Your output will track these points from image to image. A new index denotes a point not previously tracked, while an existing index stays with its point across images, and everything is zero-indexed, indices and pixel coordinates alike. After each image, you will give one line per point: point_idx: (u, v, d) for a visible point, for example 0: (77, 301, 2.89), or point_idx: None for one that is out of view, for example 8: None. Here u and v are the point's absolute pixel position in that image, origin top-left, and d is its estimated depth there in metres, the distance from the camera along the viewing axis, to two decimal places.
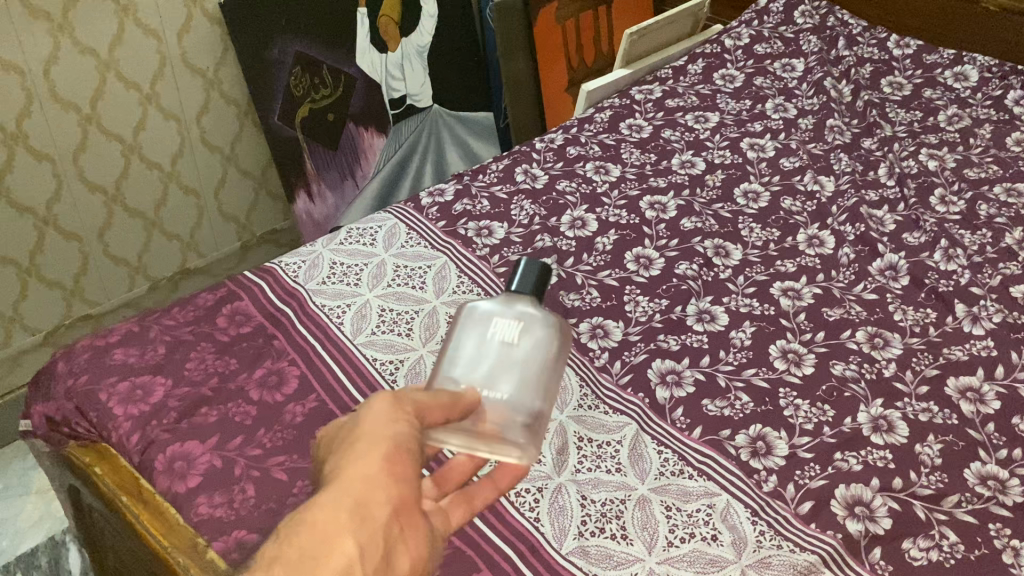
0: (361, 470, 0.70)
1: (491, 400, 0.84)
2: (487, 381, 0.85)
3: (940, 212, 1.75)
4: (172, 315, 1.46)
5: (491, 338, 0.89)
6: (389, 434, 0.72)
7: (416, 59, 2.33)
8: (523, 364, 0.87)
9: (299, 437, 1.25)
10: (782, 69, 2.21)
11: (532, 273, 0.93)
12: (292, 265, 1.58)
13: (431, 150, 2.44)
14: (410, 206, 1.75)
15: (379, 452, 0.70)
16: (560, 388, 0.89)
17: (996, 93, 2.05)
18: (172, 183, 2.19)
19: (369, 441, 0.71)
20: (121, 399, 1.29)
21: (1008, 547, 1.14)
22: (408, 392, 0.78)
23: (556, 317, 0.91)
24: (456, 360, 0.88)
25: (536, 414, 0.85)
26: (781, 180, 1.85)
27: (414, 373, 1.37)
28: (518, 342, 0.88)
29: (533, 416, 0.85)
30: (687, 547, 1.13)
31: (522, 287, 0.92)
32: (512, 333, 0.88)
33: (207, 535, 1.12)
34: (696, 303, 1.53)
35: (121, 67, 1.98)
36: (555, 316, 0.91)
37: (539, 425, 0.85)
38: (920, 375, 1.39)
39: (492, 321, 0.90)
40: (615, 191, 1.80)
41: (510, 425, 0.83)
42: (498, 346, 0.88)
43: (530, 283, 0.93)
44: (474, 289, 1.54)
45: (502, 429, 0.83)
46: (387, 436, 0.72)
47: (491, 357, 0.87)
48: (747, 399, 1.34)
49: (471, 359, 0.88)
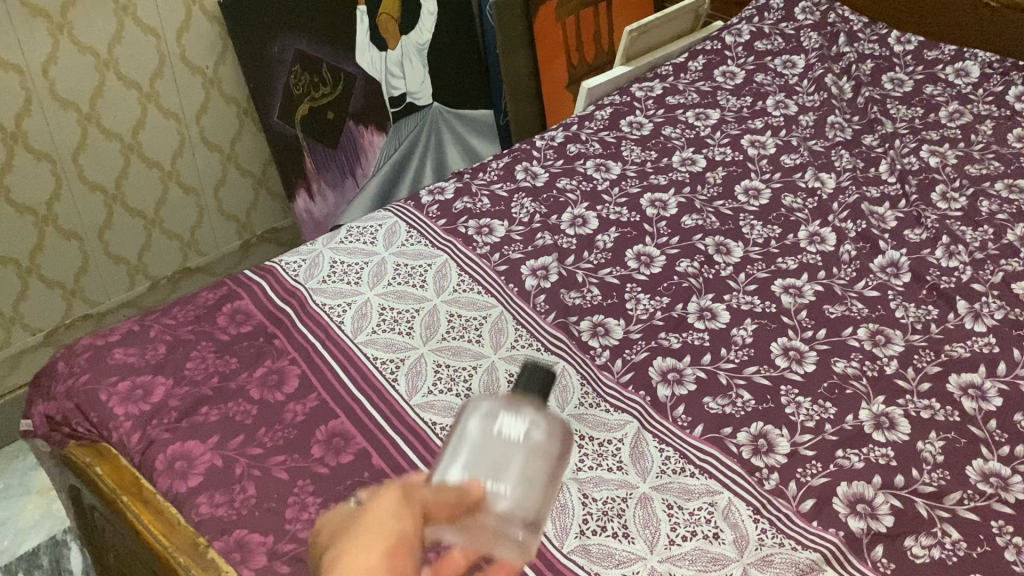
0: (359, 564, 0.69)
1: (495, 501, 0.85)
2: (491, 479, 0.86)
3: (941, 208, 1.75)
4: (172, 314, 1.46)
5: (496, 435, 0.90)
6: (392, 529, 0.72)
7: (415, 57, 2.32)
8: (525, 465, 0.89)
9: (300, 436, 1.25)
10: (782, 66, 2.20)
11: (539, 373, 0.92)
12: (292, 263, 1.58)
13: (431, 148, 2.44)
14: (410, 204, 1.75)
15: (379, 546, 0.70)
16: (557, 491, 0.92)
17: (997, 89, 2.04)
18: (172, 183, 2.18)
19: (369, 535, 0.71)
20: (121, 399, 1.29)
21: (1010, 544, 1.14)
22: (418, 489, 0.79)
23: (558, 417, 0.94)
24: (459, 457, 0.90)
25: (533, 518, 0.88)
26: (782, 177, 1.84)
27: (415, 371, 1.36)
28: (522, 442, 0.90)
29: (533, 518, 0.88)
30: (689, 545, 1.12)
31: (528, 386, 0.92)
32: (518, 432, 0.90)
33: (208, 534, 1.12)
34: (697, 301, 1.53)
35: (120, 67, 1.97)
36: (556, 417, 0.94)
37: (536, 526, 0.89)
38: (922, 372, 1.39)
39: (498, 418, 0.92)
40: (616, 189, 1.80)
41: (509, 523, 0.86)
42: (505, 446, 0.90)
43: (539, 381, 0.92)
44: (475, 287, 1.53)
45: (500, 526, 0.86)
46: (388, 531, 0.72)
47: (500, 455, 0.89)
48: (748, 396, 1.34)
49: (474, 456, 0.89)
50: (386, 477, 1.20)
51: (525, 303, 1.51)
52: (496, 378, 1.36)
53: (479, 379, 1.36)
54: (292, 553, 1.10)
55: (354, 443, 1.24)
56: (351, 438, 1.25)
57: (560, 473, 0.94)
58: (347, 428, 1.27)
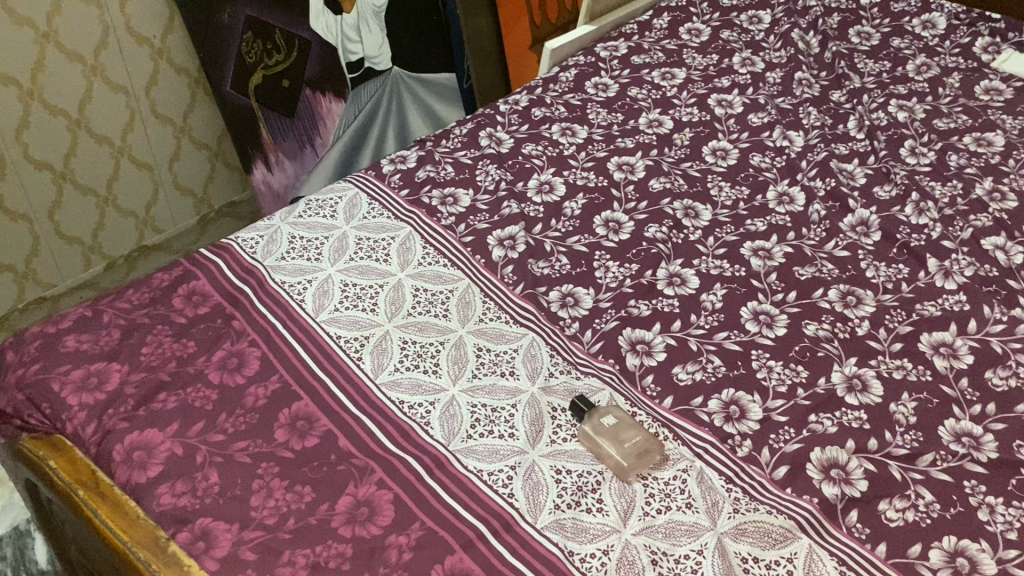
0: None
1: (607, 438, 1.17)
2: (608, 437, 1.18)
3: (910, 164, 1.72)
4: (126, 297, 1.40)
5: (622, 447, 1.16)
6: None
7: (373, 20, 2.16)
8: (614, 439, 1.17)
9: (262, 420, 1.21)
10: (748, 22, 2.16)
11: (630, 457, 1.16)
12: (249, 240, 1.52)
13: (392, 116, 2.29)
14: (371, 174, 1.70)
15: None
16: (612, 446, 1.16)
17: (963, 41, 2.04)
18: (123, 158, 2.13)
19: None
20: (74, 388, 1.25)
21: (983, 504, 1.13)
22: None
23: (617, 457, 1.16)
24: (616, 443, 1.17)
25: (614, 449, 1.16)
26: (750, 137, 1.81)
27: (380, 350, 1.33)
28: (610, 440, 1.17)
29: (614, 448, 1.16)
30: (663, 518, 1.11)
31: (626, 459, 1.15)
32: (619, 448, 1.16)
33: (170, 526, 1.09)
34: (666, 267, 1.50)
35: (61, 38, 1.91)
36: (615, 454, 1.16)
37: (617, 447, 1.16)
38: (893, 332, 1.37)
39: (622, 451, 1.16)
40: (582, 153, 1.76)
41: (605, 437, 1.18)
42: (624, 449, 1.16)
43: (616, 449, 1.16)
44: (440, 260, 1.50)
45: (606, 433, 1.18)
46: None
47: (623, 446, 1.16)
48: (719, 362, 1.32)
49: (613, 439, 1.17)
50: (353, 457, 1.17)
51: (491, 274, 1.47)
52: (464, 353, 1.33)
53: (447, 354, 1.32)
54: (258, 540, 1.07)
55: (319, 425, 1.21)
56: (316, 420, 1.22)
57: (620, 449, 1.16)
58: (311, 410, 1.23)
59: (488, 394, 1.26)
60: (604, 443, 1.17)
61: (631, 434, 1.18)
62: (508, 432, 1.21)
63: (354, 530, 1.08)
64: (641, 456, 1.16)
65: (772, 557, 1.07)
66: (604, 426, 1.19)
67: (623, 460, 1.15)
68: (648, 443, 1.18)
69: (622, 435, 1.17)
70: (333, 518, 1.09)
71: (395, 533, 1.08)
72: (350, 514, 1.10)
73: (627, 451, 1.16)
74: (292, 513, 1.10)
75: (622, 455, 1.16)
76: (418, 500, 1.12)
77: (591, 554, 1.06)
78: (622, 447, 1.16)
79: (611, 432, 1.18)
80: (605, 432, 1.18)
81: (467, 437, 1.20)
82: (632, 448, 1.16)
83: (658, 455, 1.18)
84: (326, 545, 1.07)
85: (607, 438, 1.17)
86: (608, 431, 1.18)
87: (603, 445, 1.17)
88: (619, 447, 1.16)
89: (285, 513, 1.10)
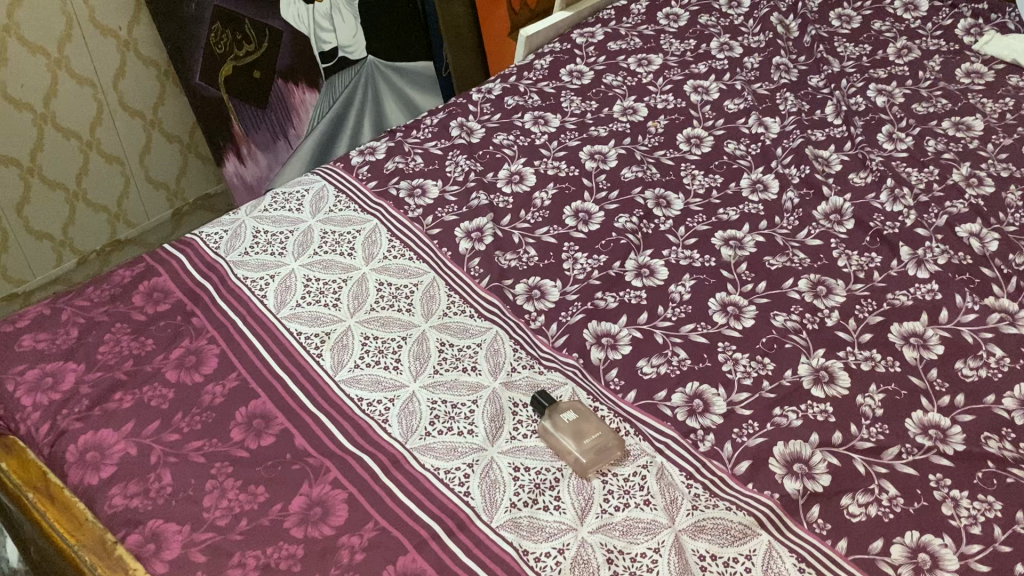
0: None
1: (568, 434, 1.15)
2: (569, 433, 1.15)
3: (887, 149, 1.69)
4: (85, 295, 1.39)
5: (583, 443, 1.14)
6: None
7: (346, 7, 2.14)
8: (577, 434, 1.15)
9: (219, 419, 1.20)
10: (727, 5, 2.11)
11: (592, 453, 1.14)
12: (213, 235, 1.50)
13: (367, 106, 2.27)
14: (339, 166, 1.67)
15: None
16: (573, 443, 1.14)
17: (945, 23, 2.01)
18: (92, 151, 2.13)
19: None
20: (28, 388, 1.24)
21: (947, 498, 1.11)
22: None
23: (579, 455, 1.13)
24: (577, 439, 1.14)
25: (577, 445, 1.14)
26: (725, 123, 1.78)
27: (341, 346, 1.31)
28: (571, 436, 1.15)
29: (576, 444, 1.14)
30: (621, 515, 1.09)
31: (586, 457, 1.13)
32: (580, 444, 1.14)
33: (120, 529, 1.08)
34: (635, 258, 1.48)
35: (23, 32, 1.91)
36: (577, 452, 1.14)
37: (579, 444, 1.14)
38: (863, 323, 1.35)
39: (584, 448, 1.14)
40: (554, 143, 1.74)
41: (566, 433, 1.16)
42: (585, 446, 1.14)
43: (578, 446, 1.14)
44: (406, 253, 1.48)
45: (567, 429, 1.16)
46: None
47: (585, 441, 1.14)
48: (684, 354, 1.30)
49: (575, 435, 1.15)
50: (309, 456, 1.16)
51: (457, 267, 1.45)
52: (426, 348, 1.31)
53: (408, 349, 1.31)
54: (208, 542, 1.06)
55: (275, 424, 1.20)
56: (272, 419, 1.20)
57: (582, 445, 1.14)
58: (267, 409, 1.22)
59: (450, 390, 1.24)
60: (567, 439, 1.15)
61: (593, 431, 1.16)
62: (468, 429, 1.19)
63: (306, 530, 1.07)
64: (602, 452, 1.14)
65: (730, 554, 1.05)
66: (566, 423, 1.17)
67: (584, 456, 1.13)
68: (608, 442, 1.16)
69: (584, 432, 1.15)
70: (285, 518, 1.08)
71: (348, 534, 1.07)
72: (304, 515, 1.09)
73: (587, 448, 1.14)
74: (244, 514, 1.09)
75: (585, 453, 1.13)
76: (373, 500, 1.11)
77: (545, 553, 1.05)
78: (582, 443, 1.14)
79: (574, 429, 1.16)
80: (568, 430, 1.16)
81: (426, 434, 1.19)
82: (595, 445, 1.14)
83: (618, 451, 1.16)
84: (276, 546, 1.05)
85: (568, 434, 1.15)
86: (569, 427, 1.16)
87: (563, 441, 1.15)
88: (580, 443, 1.14)
89: (237, 514, 1.09)
